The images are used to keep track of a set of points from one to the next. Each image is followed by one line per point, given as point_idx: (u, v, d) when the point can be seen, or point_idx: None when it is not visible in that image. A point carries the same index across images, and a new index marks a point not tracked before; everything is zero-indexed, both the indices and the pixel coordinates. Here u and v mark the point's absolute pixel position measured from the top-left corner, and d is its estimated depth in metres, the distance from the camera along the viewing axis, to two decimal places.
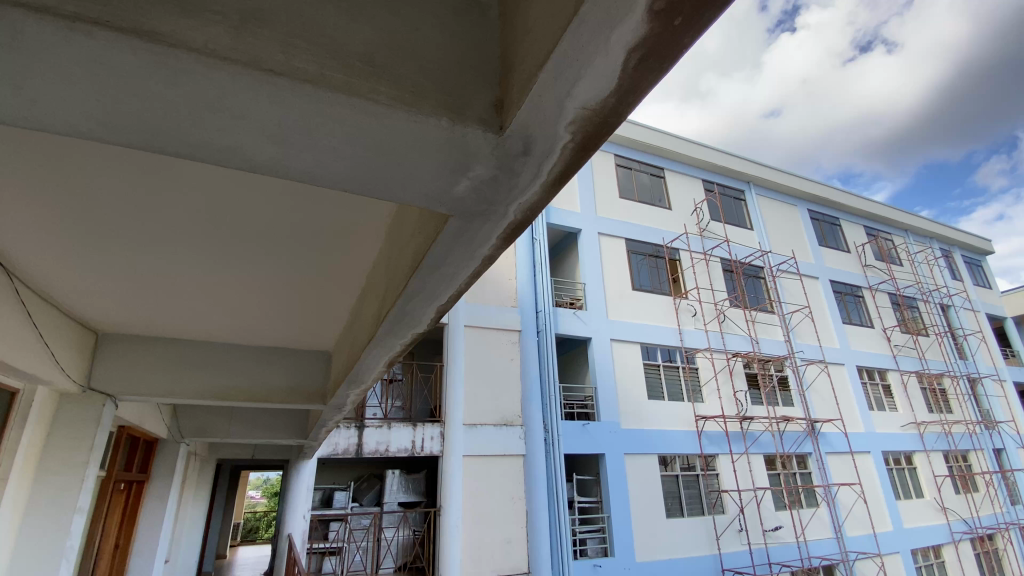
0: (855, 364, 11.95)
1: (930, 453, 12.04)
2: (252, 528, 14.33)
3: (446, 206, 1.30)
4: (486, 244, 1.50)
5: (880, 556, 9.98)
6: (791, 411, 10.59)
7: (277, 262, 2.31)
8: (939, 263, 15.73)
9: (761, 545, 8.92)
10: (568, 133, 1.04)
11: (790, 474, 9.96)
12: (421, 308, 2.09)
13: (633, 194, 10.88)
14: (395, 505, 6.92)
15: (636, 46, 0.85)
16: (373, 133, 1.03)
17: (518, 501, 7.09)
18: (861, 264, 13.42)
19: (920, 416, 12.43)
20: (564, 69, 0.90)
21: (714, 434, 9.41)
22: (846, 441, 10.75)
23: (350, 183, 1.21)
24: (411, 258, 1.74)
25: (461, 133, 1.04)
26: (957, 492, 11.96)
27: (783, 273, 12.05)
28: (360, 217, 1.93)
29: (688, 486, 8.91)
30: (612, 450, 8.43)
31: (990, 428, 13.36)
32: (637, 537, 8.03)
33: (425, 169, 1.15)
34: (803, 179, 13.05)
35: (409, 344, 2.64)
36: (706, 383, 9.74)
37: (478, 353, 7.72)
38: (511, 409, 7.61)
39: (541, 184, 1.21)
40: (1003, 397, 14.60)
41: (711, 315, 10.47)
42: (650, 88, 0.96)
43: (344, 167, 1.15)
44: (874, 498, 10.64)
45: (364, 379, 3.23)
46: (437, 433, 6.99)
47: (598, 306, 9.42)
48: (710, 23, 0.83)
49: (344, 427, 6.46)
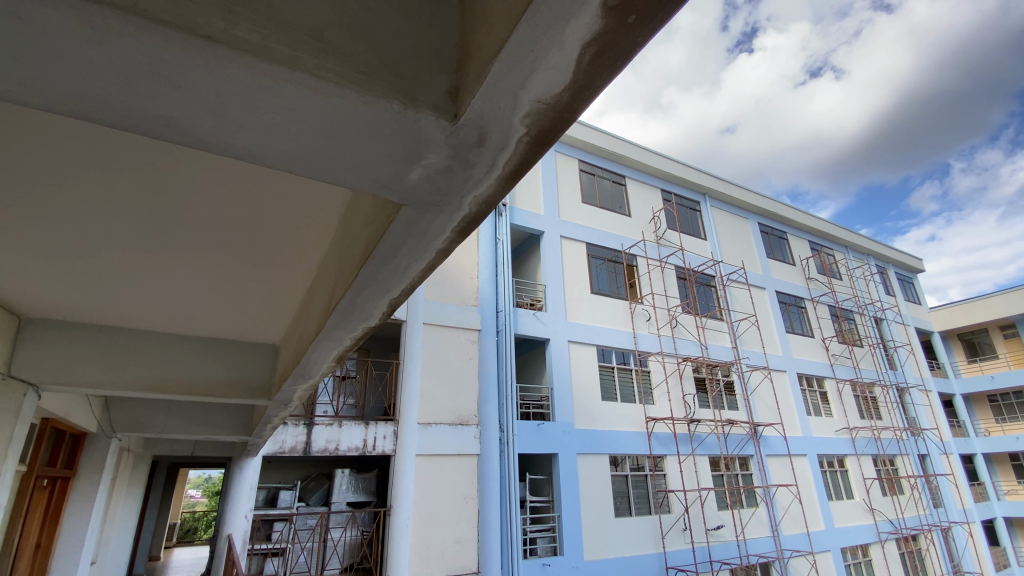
0: (796, 371, 12.59)
1: (860, 456, 12.84)
2: (190, 529, 13.61)
3: (398, 194, 1.27)
4: (439, 237, 1.48)
5: (812, 554, 10.52)
6: (735, 415, 11.03)
7: (222, 248, 2.21)
8: (875, 279, 16.78)
9: (703, 544, 9.24)
10: (523, 126, 1.04)
11: (732, 475, 10.34)
12: (372, 301, 2.05)
13: (595, 200, 11.06)
14: (343, 504, 6.73)
15: (591, 41, 0.86)
16: (323, 113, 1.00)
17: (470, 502, 7.09)
18: (804, 277, 14.34)
19: (852, 421, 13.21)
20: (519, 59, 0.89)
21: (663, 436, 9.70)
22: (785, 444, 11.31)
23: (296, 164, 1.16)
24: (362, 248, 1.70)
25: (413, 118, 1.02)
26: (884, 493, 12.78)
27: (732, 282, 12.57)
28: (312, 203, 1.87)
29: (636, 486, 9.15)
30: (566, 450, 8.51)
31: (915, 434, 14.34)
32: (586, 536, 8.15)
33: (377, 154, 1.12)
34: (753, 195, 13.81)
35: (359, 338, 2.58)
36: (656, 387, 10.11)
37: (435, 352, 7.64)
38: (467, 408, 7.59)
39: (495, 177, 1.20)
40: (929, 406, 15.65)
41: (664, 321, 10.81)
42: (604, 85, 0.98)
43: (289, 147, 1.10)
44: (808, 498, 11.24)
45: (311, 374, 3.12)
46: (389, 432, 6.77)
47: (557, 308, 9.52)
48: (662, 22, 0.85)
49: (290, 424, 6.16)
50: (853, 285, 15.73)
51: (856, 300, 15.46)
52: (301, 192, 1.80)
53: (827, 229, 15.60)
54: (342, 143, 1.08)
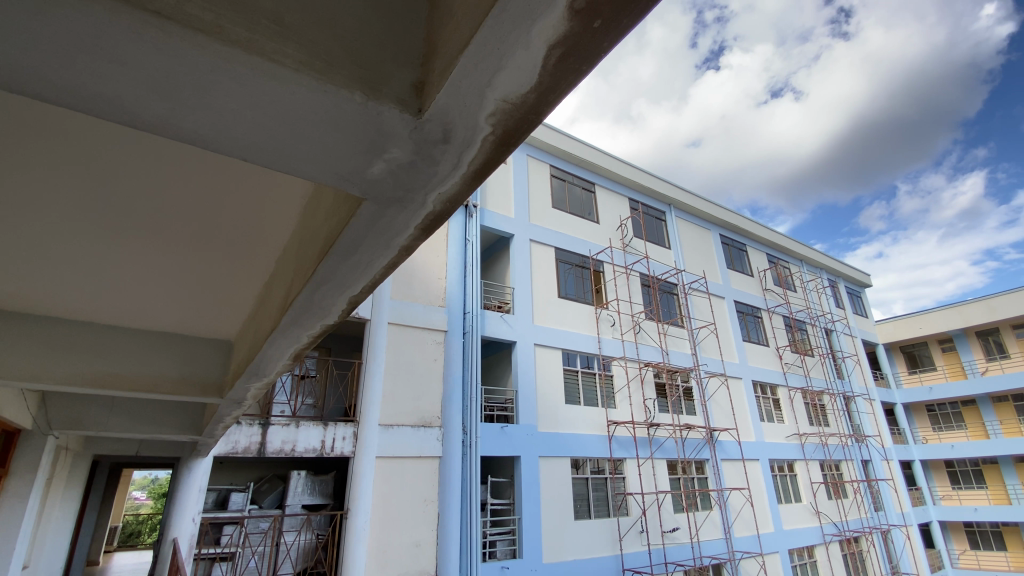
0: (751, 378, 13.03)
1: (809, 461, 13.39)
2: (133, 532, 12.91)
3: (359, 188, 1.25)
4: (401, 234, 1.45)
5: (761, 555, 10.87)
6: (693, 420, 11.30)
7: (175, 239, 2.13)
8: (827, 292, 17.57)
9: (659, 546, 9.42)
10: (489, 126, 1.04)
11: (688, 479, 10.58)
12: (331, 298, 2.00)
13: (564, 205, 11.17)
14: (298, 507, 6.54)
15: (557, 43, 0.86)
16: (280, 100, 0.97)
17: (430, 506, 6.98)
18: (761, 288, 14.88)
19: (801, 428, 13.77)
20: (486, 56, 0.89)
21: (623, 440, 9.85)
22: (739, 449, 11.68)
23: (250, 151, 1.13)
24: (322, 243, 1.65)
25: (375, 111, 1.00)
26: (829, 497, 13.36)
27: (693, 291, 12.93)
28: (272, 195, 1.81)
29: (597, 489, 9.24)
30: (528, 453, 8.52)
31: (860, 440, 15.05)
32: (545, 539, 8.18)
33: (338, 147, 1.10)
34: (715, 207, 14.26)
35: (317, 335, 2.52)
36: (618, 392, 10.28)
37: (399, 352, 7.52)
38: (430, 410, 7.51)
39: (460, 175, 1.19)
40: (873, 414, 16.47)
41: (628, 327, 11.01)
42: (570, 88, 0.99)
43: (243, 133, 1.07)
44: (759, 502, 11.63)
45: (267, 372, 3.03)
46: (349, 433, 6.63)
47: (525, 311, 9.55)
48: (627, 27, 0.86)
49: (244, 424, 5.92)
50: (807, 297, 16.42)
51: (808, 311, 16.15)
52: (262, 182, 1.74)
53: (784, 243, 16.25)
54: (299, 132, 1.05)
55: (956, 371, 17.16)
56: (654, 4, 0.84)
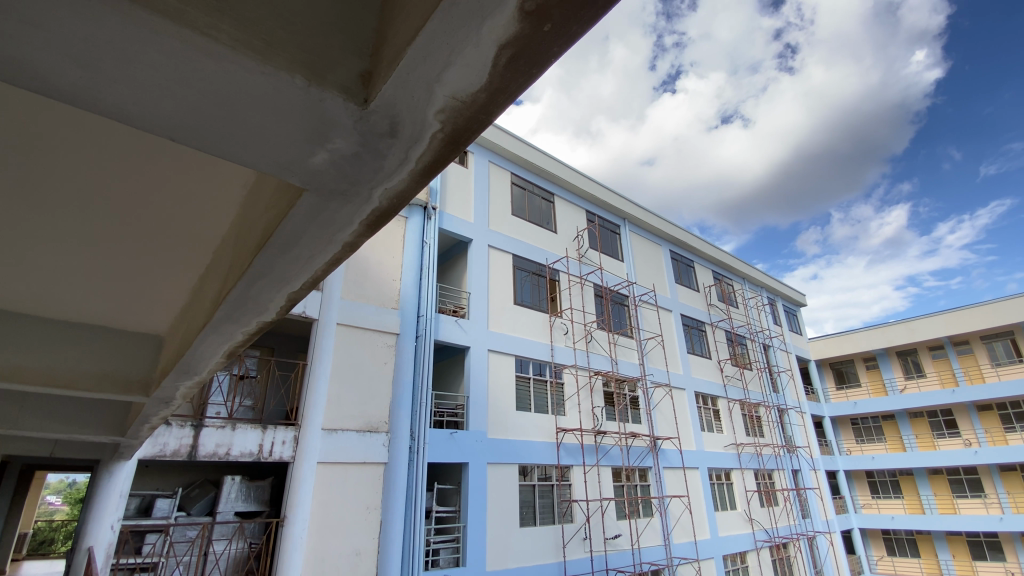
0: (694, 389, 13.51)
1: (744, 470, 14.00)
2: (44, 541, 11.83)
3: (299, 178, 1.21)
4: (345, 229, 1.41)
5: (697, 561, 11.22)
6: (638, 428, 11.58)
7: (96, 222, 1.97)
8: (766, 309, 18.51)
9: (601, 552, 9.57)
10: (437, 122, 1.03)
11: (631, 486, 10.81)
12: (269, 293, 1.92)
13: (523, 212, 11.23)
14: (230, 514, 6.15)
15: (507, 44, 0.87)
16: (216, 80, 0.94)
17: (373, 512, 6.85)
18: (706, 303, 15.51)
19: (739, 438, 14.39)
20: (434, 50, 0.88)
21: (571, 447, 9.98)
22: (680, 457, 12.07)
23: (183, 131, 1.08)
24: (260, 233, 1.58)
25: (318, 97, 0.97)
26: (761, 505, 14.00)
27: (643, 303, 13.31)
28: (207, 181, 1.71)
29: (543, 496, 9.26)
30: (476, 460, 8.44)
31: (791, 451, 15.89)
32: (489, 545, 8.12)
33: (278, 131, 1.07)
34: (667, 223, 14.79)
35: (253, 332, 2.41)
36: (568, 399, 10.41)
37: (347, 354, 7.29)
38: (377, 415, 7.32)
39: (407, 172, 1.17)
40: (803, 426, 17.45)
41: (580, 335, 11.18)
42: (519, 91, 1.00)
43: (175, 110, 1.01)
44: (697, 509, 12.04)
45: (198, 370, 2.86)
46: (289, 437, 6.33)
47: (480, 316, 9.51)
48: (577, 35, 0.88)
49: (175, 426, 5.55)
50: (747, 313, 17.25)
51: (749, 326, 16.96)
52: (196, 167, 1.64)
53: (728, 261, 17.04)
54: (235, 113, 1.02)
55: (877, 388, 18.51)
56: (602, 14, 0.86)
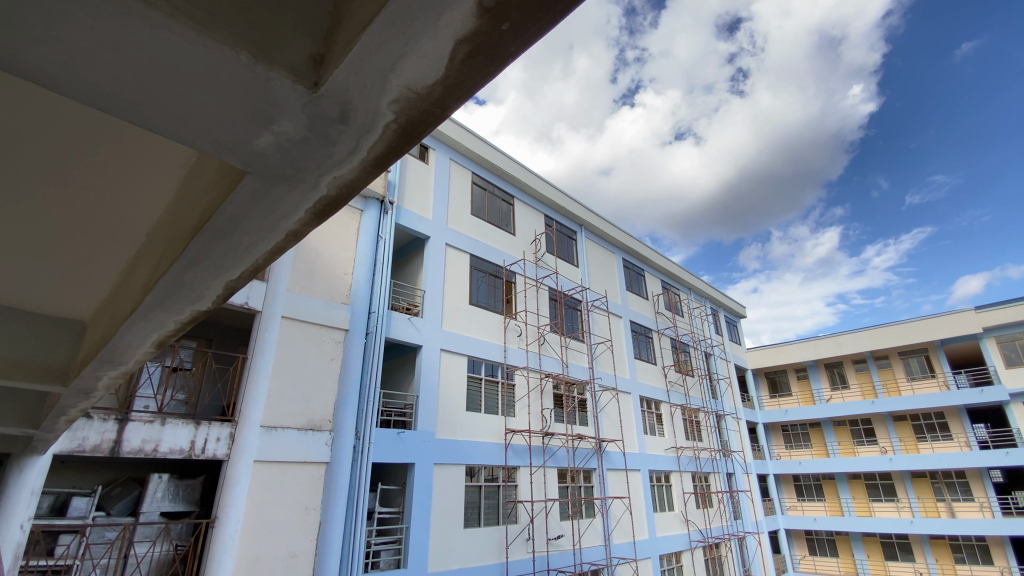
0: (639, 393, 13.90)
1: (682, 472, 14.53)
2: None
3: (242, 159, 1.18)
4: (290, 217, 1.39)
5: (635, 560, 11.53)
6: (585, 430, 11.78)
7: (14, 196, 1.81)
8: (709, 319, 19.29)
9: (543, 552, 9.66)
10: (391, 112, 1.04)
11: (576, 487, 10.98)
12: (205, 281, 1.86)
13: (482, 213, 11.20)
14: (155, 515, 5.74)
15: (465, 39, 0.88)
16: (152, 49, 0.90)
17: (312, 513, 6.64)
18: (654, 311, 16.02)
19: (678, 442, 14.91)
20: (390, 38, 0.87)
21: (519, 448, 10.03)
22: (623, 459, 12.39)
23: (115, 102, 1.02)
24: (197, 218, 1.52)
25: (265, 76, 0.95)
26: (697, 507, 14.56)
27: (595, 309, 13.59)
28: (139, 162, 1.61)
29: (488, 497, 9.25)
30: (422, 460, 8.32)
31: (727, 455, 16.62)
32: (432, 546, 8.03)
33: (221, 109, 1.03)
34: (621, 232, 15.19)
35: (186, 321, 2.30)
36: (518, 400, 10.46)
37: (292, 349, 7.01)
38: (320, 413, 7.09)
39: (358, 160, 1.17)
40: (738, 431, 18.29)
41: (533, 338, 11.27)
42: (475, 87, 1.01)
43: (108, 79, 0.96)
44: (637, 510, 12.37)
45: (123, 360, 2.69)
46: (224, 434, 6.02)
47: (434, 315, 9.40)
48: (534, 36, 0.90)
49: (96, 419, 5.12)
50: (692, 322, 17.94)
51: (693, 335, 17.66)
52: (130, 147, 1.54)
53: (676, 272, 17.70)
54: (172, 83, 0.98)
55: (806, 397, 19.70)
56: (559, 17, 0.88)
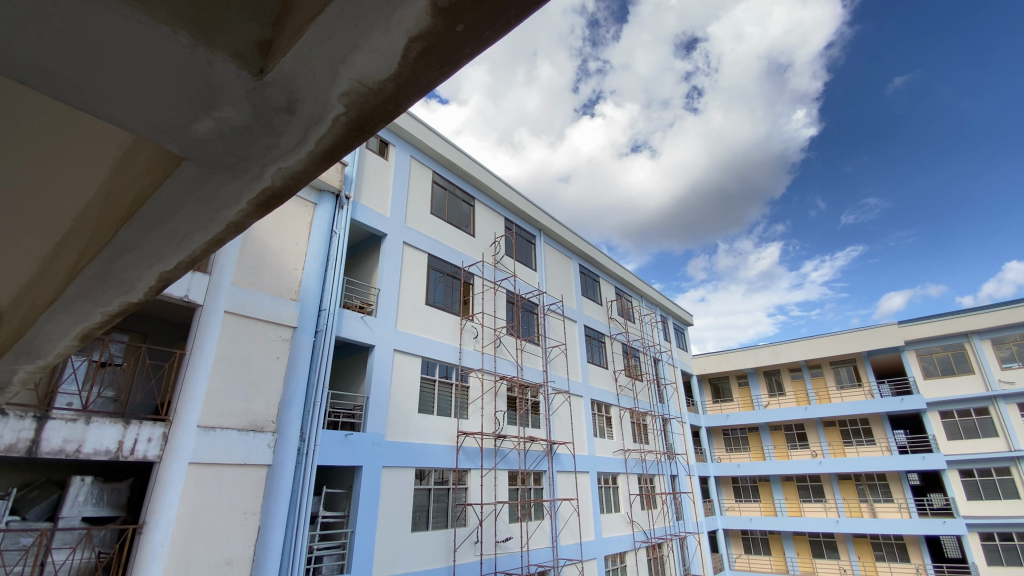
0: (590, 397, 14.15)
1: (629, 474, 14.90)
2: None
3: (180, 145, 1.19)
4: (233, 207, 1.40)
5: (581, 561, 11.70)
6: (536, 432, 11.86)
7: None
8: (659, 325, 19.89)
9: (490, 555, 9.64)
10: (341, 105, 1.08)
11: (526, 489, 11.02)
12: (137, 271, 1.80)
13: (442, 212, 11.10)
14: (76, 520, 5.29)
15: (418, 37, 0.92)
16: (89, 26, 0.91)
17: (250, 518, 6.33)
18: (607, 316, 16.38)
19: (626, 444, 15.28)
20: (341, 30, 0.90)
21: (470, 450, 9.97)
22: (573, 461, 12.57)
23: (45, 76, 1.01)
24: (129, 204, 1.49)
25: (206, 59, 0.97)
26: (642, 508, 14.95)
27: (552, 313, 13.73)
28: (68, 146, 1.53)
29: (437, 500, 9.14)
30: (371, 463, 8.13)
31: (671, 458, 17.15)
32: (377, 551, 7.86)
33: (160, 89, 1.05)
34: (579, 238, 15.47)
35: (114, 316, 2.19)
36: (471, 403, 10.42)
37: (234, 345, 6.67)
38: (263, 413, 6.79)
39: (306, 152, 1.20)
40: (682, 435, 18.93)
41: (489, 340, 11.28)
42: (427, 84, 1.05)
43: (38, 55, 0.96)
44: (585, 512, 12.57)
45: (42, 355, 2.52)
46: (156, 434, 5.66)
47: (388, 314, 9.22)
48: (487, 38, 0.94)
49: (12, 417, 4.65)
50: (642, 328, 18.46)
51: (643, 341, 18.16)
52: (61, 130, 1.47)
53: (630, 279, 18.18)
54: (105, 61, 0.98)
55: (746, 402, 20.65)
56: (512, 23, 0.92)
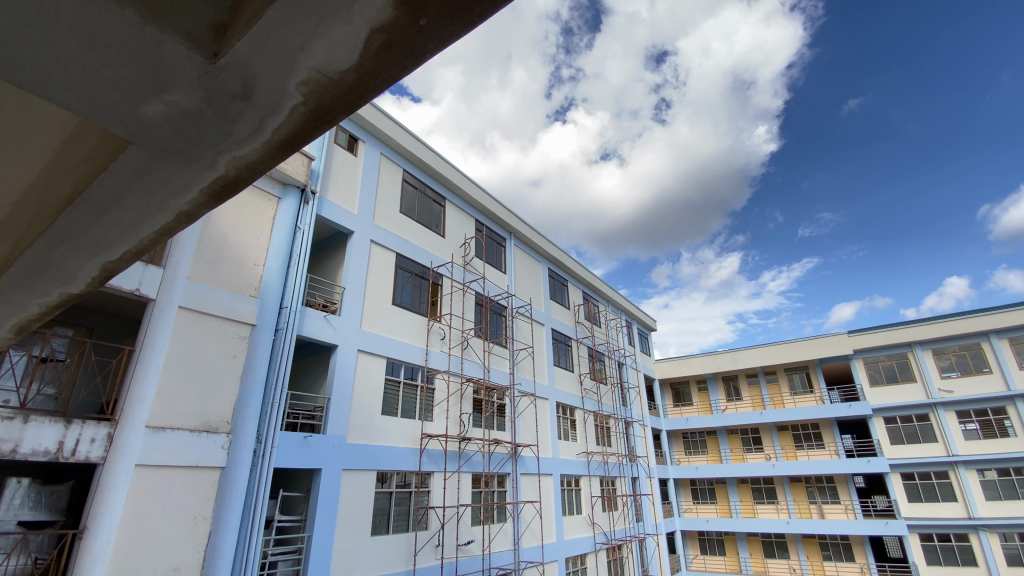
0: (556, 400, 14.24)
1: (592, 476, 15.07)
2: None
3: (131, 130, 1.39)
4: (184, 193, 1.60)
5: (542, 564, 11.73)
6: (501, 434, 11.86)
7: None
8: (624, 330, 20.23)
9: (452, 559, 9.54)
10: (298, 94, 1.29)
11: (489, 491, 10.97)
12: (79, 258, 1.89)
13: (412, 212, 10.97)
14: (12, 525, 5.01)
15: (379, 27, 1.09)
16: (61, 13, 1.10)
17: (200, 522, 6.08)
18: (574, 320, 16.55)
19: (589, 447, 15.44)
20: (300, 22, 1.11)
21: (433, 453, 9.88)
22: (536, 464, 12.61)
23: (11, 54, 1.19)
24: (75, 185, 1.61)
25: (159, 41, 1.16)
26: (603, 510, 15.13)
27: (520, 316, 13.77)
28: (16, 135, 1.60)
29: (399, 503, 9.00)
30: (332, 465, 7.94)
31: (632, 460, 17.42)
32: (334, 555, 7.67)
33: (119, 76, 1.24)
34: (549, 243, 15.60)
35: (53, 307, 2.23)
36: (436, 405, 10.33)
37: (189, 343, 6.39)
38: (217, 414, 6.54)
39: (260, 142, 1.42)
40: (644, 437, 19.29)
41: (456, 341, 11.21)
42: (381, 78, 1.26)
43: (12, 32, 1.14)
44: (547, 514, 12.62)
45: None
46: (100, 435, 5.37)
47: (353, 314, 9.03)
48: (442, 30, 1.12)
49: None
50: (608, 333, 18.72)
51: (608, 345, 18.43)
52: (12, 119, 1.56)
53: (597, 284, 18.46)
54: (70, 45, 1.17)
55: (705, 406, 21.21)
56: (466, 23, 1.12)
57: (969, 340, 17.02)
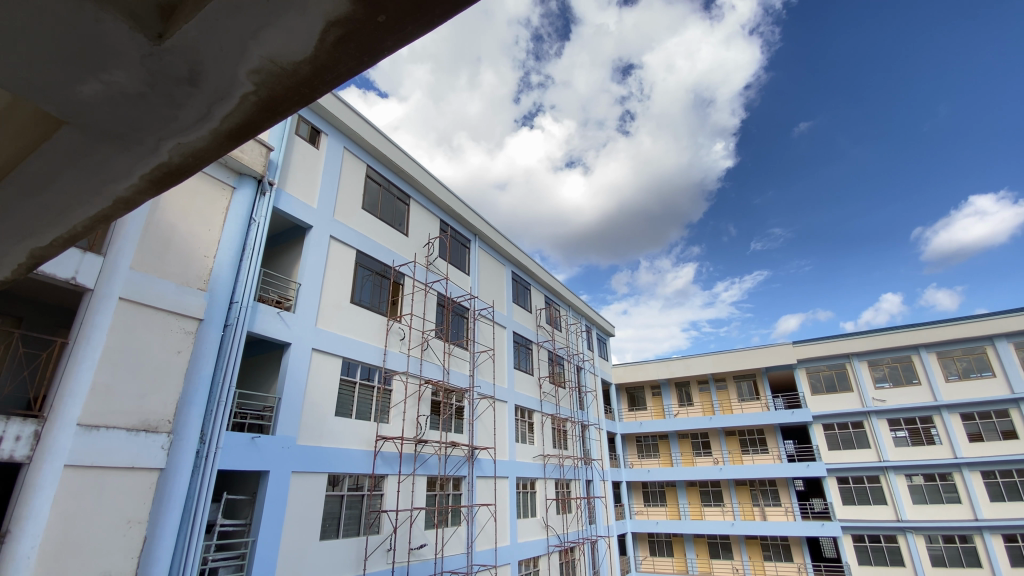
0: (514, 402, 14.26)
1: (547, 479, 15.19)
2: None
3: (63, 110, 1.40)
4: (123, 180, 1.61)
5: (494, 567, 11.74)
6: (458, 437, 11.80)
7: None
8: (583, 335, 20.50)
9: (403, 563, 9.40)
10: (249, 83, 1.33)
11: (444, 494, 10.86)
12: (10, 242, 1.93)
13: (374, 209, 10.78)
14: None
15: (335, 21, 1.16)
16: None
17: (135, 527, 5.71)
18: (535, 324, 16.67)
19: (546, 450, 15.54)
20: (254, 9, 1.16)
21: (389, 456, 9.71)
22: (493, 467, 12.59)
23: None
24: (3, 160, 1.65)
25: (100, 18, 1.17)
26: (557, 512, 15.27)
27: (481, 318, 13.74)
28: None
29: (350, 506, 8.79)
30: (280, 467, 7.66)
31: (587, 463, 17.68)
32: (280, 560, 7.40)
33: (55, 52, 1.26)
34: (513, 247, 15.66)
35: None
36: (393, 406, 10.14)
37: (129, 335, 6.03)
38: (157, 412, 6.18)
39: (207, 130, 1.45)
40: (598, 441, 19.62)
41: (416, 342, 11.06)
42: (336, 71, 1.32)
43: None
44: (501, 517, 12.62)
45: None
46: (27, 432, 4.98)
47: (308, 311, 8.75)
48: (394, 28, 1.19)
49: None
50: (568, 337, 18.96)
51: (568, 349, 18.66)
52: None
53: (559, 289, 18.66)
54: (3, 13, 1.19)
55: (658, 411, 21.76)
56: (421, 25, 1.20)
57: (901, 353, 18.14)
